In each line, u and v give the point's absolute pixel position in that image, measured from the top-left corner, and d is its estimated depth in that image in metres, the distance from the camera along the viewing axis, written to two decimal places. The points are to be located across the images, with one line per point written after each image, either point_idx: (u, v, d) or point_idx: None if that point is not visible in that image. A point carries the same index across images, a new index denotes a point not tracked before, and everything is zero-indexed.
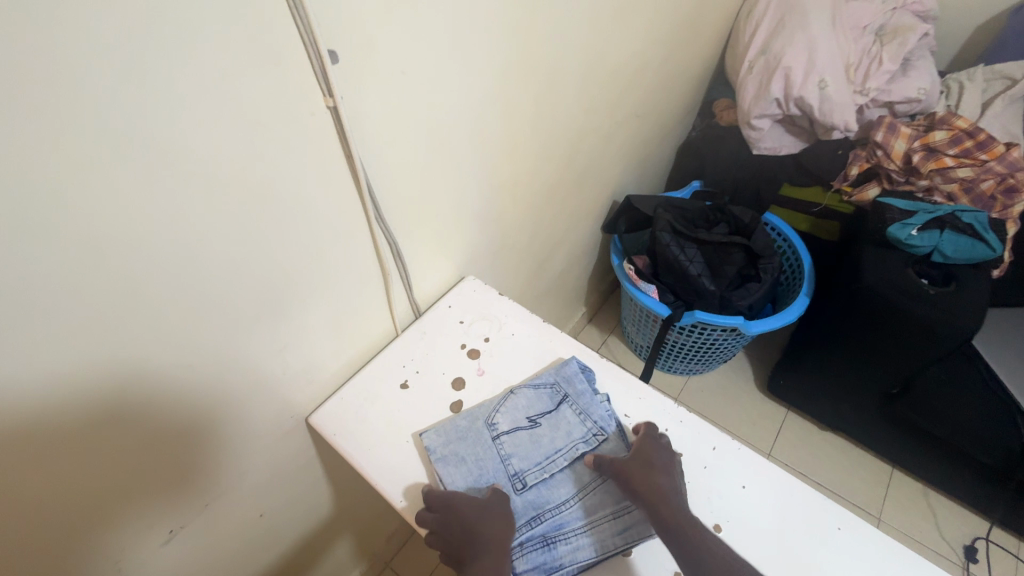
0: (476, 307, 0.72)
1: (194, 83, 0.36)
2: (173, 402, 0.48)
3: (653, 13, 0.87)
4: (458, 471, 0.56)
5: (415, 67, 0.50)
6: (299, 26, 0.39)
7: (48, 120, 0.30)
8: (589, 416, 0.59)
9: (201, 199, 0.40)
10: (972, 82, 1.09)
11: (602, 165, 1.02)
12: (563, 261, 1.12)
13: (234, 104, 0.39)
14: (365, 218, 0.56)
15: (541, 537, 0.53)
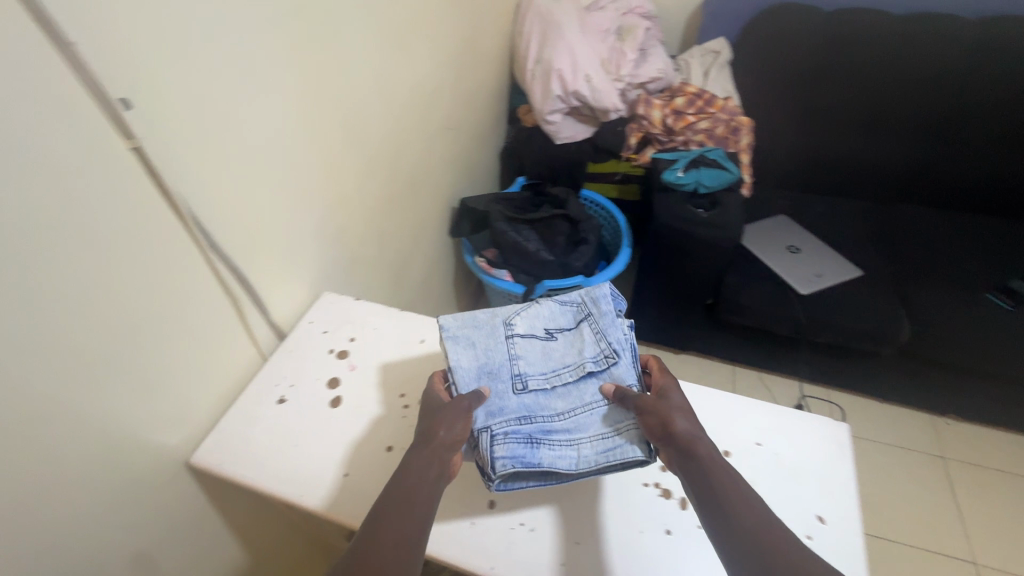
0: (335, 316, 0.77)
1: None
2: (28, 472, 0.47)
3: (431, 40, 1.01)
4: (466, 356, 0.66)
5: (210, 106, 0.56)
6: (82, 79, 0.44)
7: None
8: (603, 338, 0.67)
9: (14, 249, 0.42)
10: (694, 58, 1.42)
11: (429, 176, 1.14)
12: (421, 269, 1.21)
13: (31, 155, 0.42)
14: (199, 250, 0.59)
15: (526, 436, 0.61)
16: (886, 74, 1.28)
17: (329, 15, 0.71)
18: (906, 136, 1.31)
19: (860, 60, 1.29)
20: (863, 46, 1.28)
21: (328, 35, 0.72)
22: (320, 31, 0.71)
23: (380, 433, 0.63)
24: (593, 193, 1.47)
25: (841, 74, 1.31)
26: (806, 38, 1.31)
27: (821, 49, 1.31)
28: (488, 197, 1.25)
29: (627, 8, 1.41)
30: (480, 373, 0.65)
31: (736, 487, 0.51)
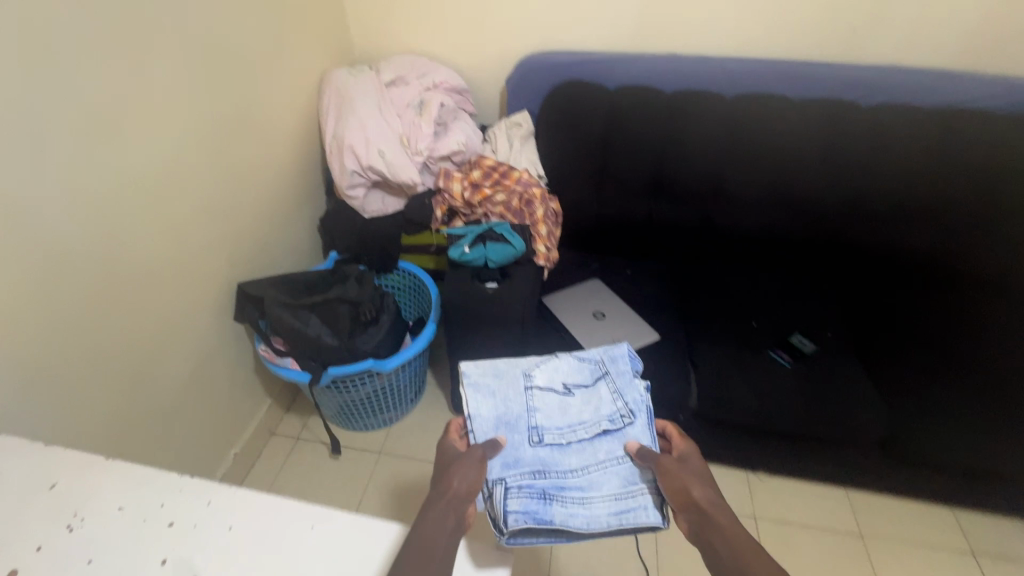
0: None
1: None
2: None
3: (149, 125, 0.96)
4: (484, 404, 0.97)
5: None
6: None
7: None
8: (618, 399, 0.97)
9: None
10: (500, 131, 1.44)
11: (180, 265, 1.05)
12: (183, 364, 1.11)
13: None
14: None
15: (541, 492, 0.90)
16: (667, 151, 1.35)
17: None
18: (696, 204, 1.39)
19: (643, 138, 1.35)
20: (643, 124, 1.34)
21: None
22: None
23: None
24: (413, 264, 1.44)
25: (628, 150, 1.36)
26: (593, 117, 1.36)
27: (606, 128, 1.36)
28: (268, 279, 1.15)
29: (430, 83, 1.42)
30: (502, 421, 0.95)
31: (741, 539, 0.69)
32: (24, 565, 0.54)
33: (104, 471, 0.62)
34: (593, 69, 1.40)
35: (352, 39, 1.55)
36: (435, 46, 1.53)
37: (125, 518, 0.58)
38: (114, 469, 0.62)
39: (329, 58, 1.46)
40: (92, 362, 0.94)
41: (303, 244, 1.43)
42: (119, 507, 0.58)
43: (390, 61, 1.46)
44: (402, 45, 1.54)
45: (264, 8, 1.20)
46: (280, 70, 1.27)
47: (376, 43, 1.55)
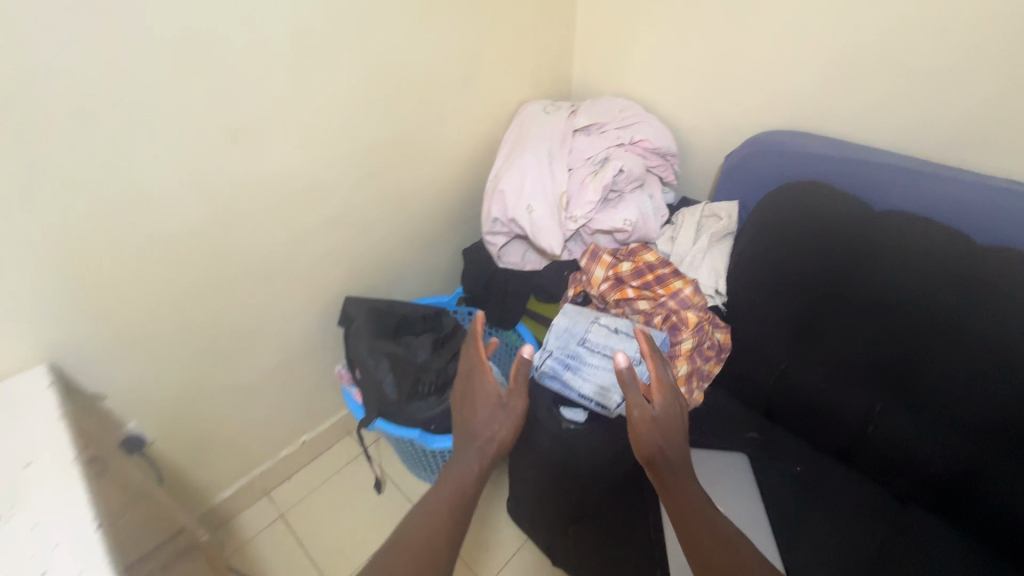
0: (14, 403, 0.72)
1: None
2: None
3: (311, 142, 0.93)
4: (562, 318, 0.97)
5: None
6: None
7: None
8: (641, 351, 0.91)
9: None
10: (690, 217, 1.12)
11: (302, 270, 1.05)
12: (278, 354, 1.11)
13: None
14: None
15: (565, 363, 0.91)
16: (944, 341, 0.82)
17: (65, 91, 0.66)
18: (961, 435, 0.83)
19: (907, 307, 0.84)
20: (918, 288, 0.83)
21: (79, 112, 0.68)
22: (54, 106, 0.66)
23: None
24: (529, 333, 1.29)
25: (871, 317, 0.89)
26: (829, 250, 0.91)
27: (849, 274, 0.90)
28: (368, 305, 1.11)
29: (626, 139, 1.17)
30: (563, 329, 0.95)
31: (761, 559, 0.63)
32: None
33: (63, 475, 0.62)
34: (850, 175, 0.94)
35: (572, 74, 1.39)
36: (656, 99, 1.26)
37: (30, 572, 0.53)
38: (65, 485, 0.61)
39: (538, 89, 1.33)
40: (200, 343, 0.97)
41: (437, 270, 1.36)
42: (32, 523, 0.58)
43: (596, 103, 1.25)
44: (623, 89, 1.32)
45: (479, 32, 1.09)
46: (476, 97, 1.18)
47: (596, 80, 1.36)
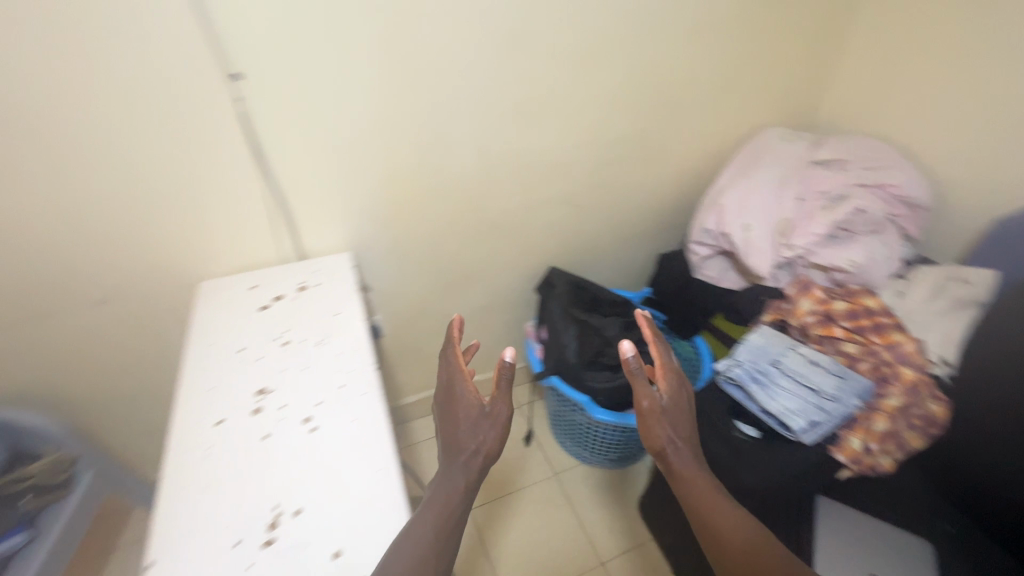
0: (328, 269, 1.00)
1: (179, 101, 0.79)
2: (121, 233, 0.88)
3: (569, 126, 1.08)
4: (757, 335, 1.00)
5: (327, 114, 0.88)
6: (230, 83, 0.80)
7: (116, 122, 0.78)
8: (838, 389, 0.89)
9: (172, 143, 0.82)
10: (930, 277, 1.02)
11: (525, 233, 1.23)
12: (483, 298, 1.31)
13: (188, 106, 0.80)
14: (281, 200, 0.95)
15: (752, 375, 0.94)
16: None
17: (420, 58, 0.88)
18: None
19: None
20: None
21: (423, 75, 0.90)
22: (410, 69, 0.89)
23: (217, 367, 0.80)
24: (704, 347, 1.29)
25: None
26: None
27: None
28: (570, 278, 1.25)
29: (872, 180, 1.10)
30: (756, 346, 0.98)
31: (773, 539, 0.68)
32: (291, 343, 0.84)
33: (357, 328, 0.86)
34: None
35: (821, 107, 1.35)
36: (919, 146, 1.16)
37: (336, 382, 0.77)
38: (358, 335, 0.85)
39: (782, 116, 1.32)
40: (437, 271, 1.20)
41: (627, 267, 1.44)
42: (337, 352, 0.82)
43: (847, 140, 1.20)
44: (879, 130, 1.24)
45: (736, 53, 1.14)
46: (718, 113, 1.23)
47: (849, 116, 1.30)
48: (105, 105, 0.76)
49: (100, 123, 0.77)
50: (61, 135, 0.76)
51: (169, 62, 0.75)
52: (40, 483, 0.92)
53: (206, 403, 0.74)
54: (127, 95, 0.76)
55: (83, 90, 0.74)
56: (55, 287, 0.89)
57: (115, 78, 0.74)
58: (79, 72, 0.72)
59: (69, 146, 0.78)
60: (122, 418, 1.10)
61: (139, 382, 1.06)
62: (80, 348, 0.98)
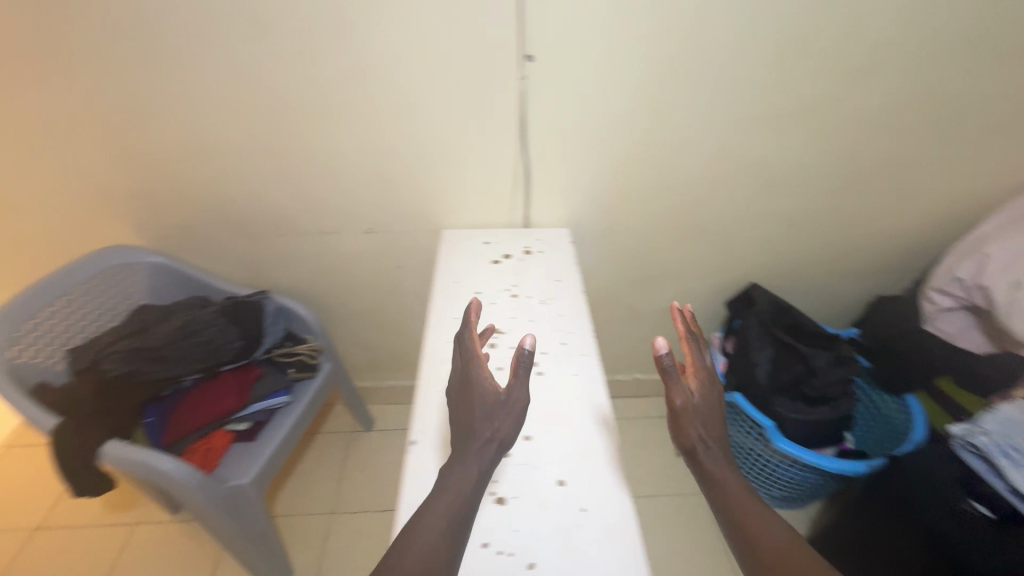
0: (550, 241, 1.10)
1: (477, 76, 0.92)
2: (401, 180, 1.06)
3: (816, 140, 1.04)
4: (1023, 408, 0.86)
5: (588, 100, 0.96)
6: (520, 65, 0.91)
7: (426, 89, 0.94)
8: None
9: (461, 111, 0.97)
10: None
11: (733, 242, 1.21)
12: (671, 299, 1.32)
13: (481, 80, 0.93)
14: (525, 174, 1.06)
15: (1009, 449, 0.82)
16: None
17: (688, 56, 0.92)
18: None
19: None
20: None
21: (686, 73, 0.93)
22: (676, 66, 0.93)
23: (459, 304, 0.93)
24: (920, 408, 1.15)
25: None
26: None
27: None
28: (772, 298, 1.19)
29: None
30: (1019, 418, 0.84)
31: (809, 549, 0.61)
32: (520, 297, 0.94)
33: (576, 297, 0.94)
34: None
35: None
36: None
37: (559, 340, 0.85)
38: (577, 303, 0.93)
39: None
40: (636, 262, 1.24)
41: (829, 299, 1.34)
42: (560, 314, 0.90)
43: None
44: None
45: None
46: (998, 149, 1.07)
47: None
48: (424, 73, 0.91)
49: (415, 86, 0.93)
50: (386, 93, 0.94)
51: (480, 41, 0.88)
52: (303, 361, 1.14)
53: (453, 331, 0.87)
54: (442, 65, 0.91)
55: (411, 58, 0.90)
56: (343, 216, 1.11)
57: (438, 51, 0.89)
58: (414, 43, 0.88)
59: (387, 103, 0.95)
60: (351, 328, 1.34)
61: (372, 301, 1.28)
62: (341, 265, 1.20)
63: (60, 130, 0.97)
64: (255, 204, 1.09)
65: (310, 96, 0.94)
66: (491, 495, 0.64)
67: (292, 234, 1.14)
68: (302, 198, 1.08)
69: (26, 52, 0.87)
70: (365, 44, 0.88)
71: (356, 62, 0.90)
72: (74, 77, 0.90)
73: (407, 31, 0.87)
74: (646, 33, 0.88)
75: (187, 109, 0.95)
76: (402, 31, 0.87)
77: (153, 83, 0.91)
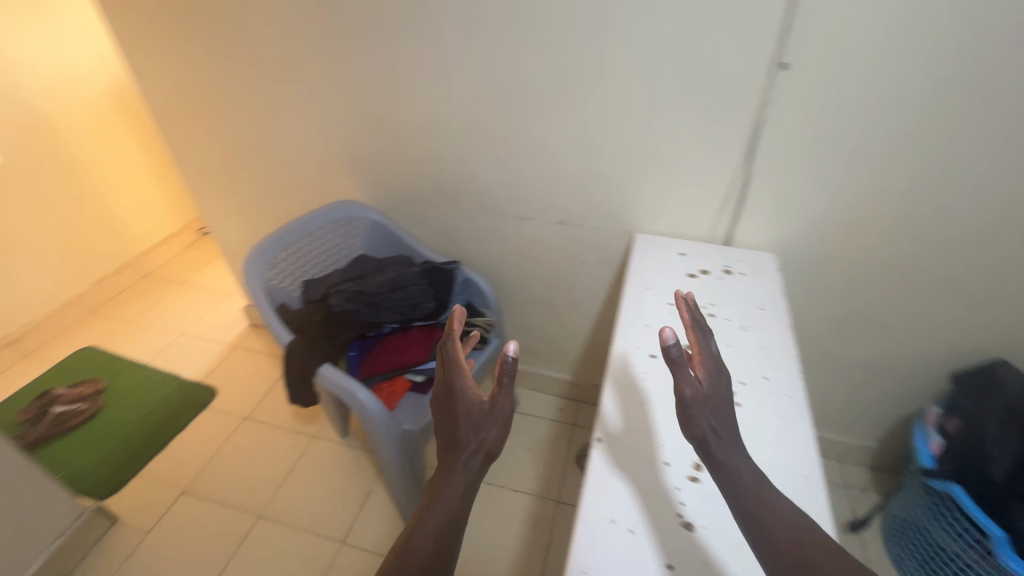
0: (753, 264, 1.01)
1: (717, 81, 0.88)
2: (607, 178, 1.06)
3: None
4: None
5: (840, 118, 0.86)
6: (770, 73, 0.85)
7: (658, 90, 0.92)
8: None
9: (688, 116, 0.93)
10: None
11: (982, 306, 1.00)
12: (876, 355, 1.14)
13: (720, 85, 0.88)
14: (740, 189, 0.99)
15: None
16: None
17: (988, 79, 0.77)
18: None
19: None
20: None
21: (979, 97, 0.78)
22: (968, 87, 0.78)
23: (649, 311, 0.91)
24: None
25: None
26: None
27: None
28: None
29: None
30: None
31: (831, 540, 0.54)
32: (716, 318, 0.89)
33: (782, 331, 0.86)
34: None
35: None
36: None
37: (760, 373, 0.78)
38: (783, 338, 0.84)
39: None
40: (844, 306, 1.09)
41: None
42: (763, 345, 0.83)
43: None
44: None
45: None
46: None
47: None
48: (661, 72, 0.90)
49: (649, 85, 0.92)
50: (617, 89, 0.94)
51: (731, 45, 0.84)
52: (476, 333, 1.20)
53: (644, 339, 0.85)
54: (682, 66, 0.88)
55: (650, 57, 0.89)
56: (541, 204, 1.15)
57: (683, 51, 0.87)
58: (661, 41, 0.87)
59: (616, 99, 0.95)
60: (519, 311, 1.39)
61: (545, 290, 1.32)
62: (526, 249, 1.25)
63: (333, 99, 1.15)
64: (467, 181, 1.18)
65: (544, 86, 0.98)
66: (677, 516, 0.61)
67: (491, 214, 1.21)
68: (509, 182, 1.14)
69: (326, 30, 1.05)
70: (611, 39, 0.89)
71: (596, 57, 0.92)
72: (357, 53, 1.06)
73: (657, 28, 0.86)
74: (939, 46, 0.76)
75: (432, 90, 1.06)
76: (652, 28, 0.86)
77: (412, 64, 1.03)
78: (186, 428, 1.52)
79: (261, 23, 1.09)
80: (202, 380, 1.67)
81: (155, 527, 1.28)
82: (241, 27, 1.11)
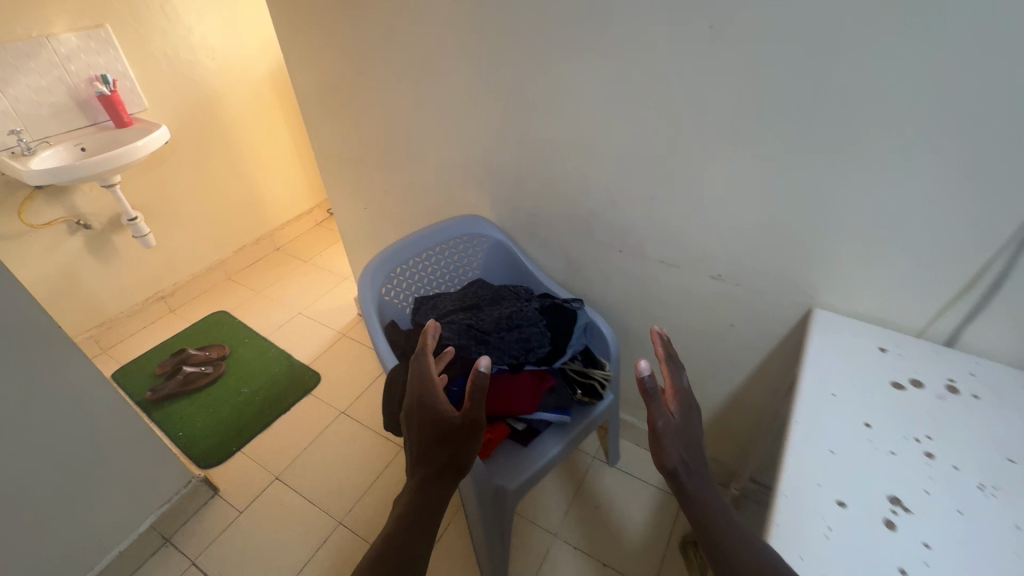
0: (997, 385, 0.73)
1: (995, 134, 0.62)
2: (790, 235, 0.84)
3: None
4: None
5: None
6: None
7: (894, 136, 0.68)
8: None
9: (934, 174, 0.68)
10: None
11: None
12: None
13: (999, 141, 0.62)
14: (993, 280, 0.72)
15: None
16: None
17: None
18: None
19: None
20: None
21: None
22: None
23: (834, 428, 0.69)
24: None
25: None
26: None
27: None
28: None
29: None
30: None
31: None
32: (937, 462, 0.64)
33: None
34: None
35: None
36: None
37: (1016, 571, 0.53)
38: None
39: None
40: None
41: None
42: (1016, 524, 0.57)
43: None
44: None
45: None
46: None
47: None
48: (908, 113, 0.66)
49: (884, 128, 0.68)
50: (834, 128, 0.72)
51: None
52: (589, 386, 1.05)
53: (826, 472, 0.63)
54: (943, 108, 0.64)
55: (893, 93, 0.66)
56: (695, 252, 0.96)
57: (953, 87, 0.62)
58: (917, 74, 0.63)
59: (829, 142, 0.73)
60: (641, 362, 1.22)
61: (679, 347, 1.12)
62: (663, 298, 1.07)
63: (474, 107, 1.06)
64: (608, 214, 1.02)
65: (730, 116, 0.78)
66: None
67: (630, 252, 1.04)
68: (659, 221, 0.96)
69: (478, 33, 0.95)
70: (841, 64, 0.67)
71: (811, 86, 0.70)
72: (509, 61, 0.94)
73: (919, 53, 0.62)
74: None
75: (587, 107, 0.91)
76: (911, 52, 0.63)
77: (569, 76, 0.90)
78: (289, 411, 1.56)
79: (412, 21, 1.02)
80: (311, 363, 1.72)
81: (247, 509, 1.31)
82: (391, 25, 1.05)
